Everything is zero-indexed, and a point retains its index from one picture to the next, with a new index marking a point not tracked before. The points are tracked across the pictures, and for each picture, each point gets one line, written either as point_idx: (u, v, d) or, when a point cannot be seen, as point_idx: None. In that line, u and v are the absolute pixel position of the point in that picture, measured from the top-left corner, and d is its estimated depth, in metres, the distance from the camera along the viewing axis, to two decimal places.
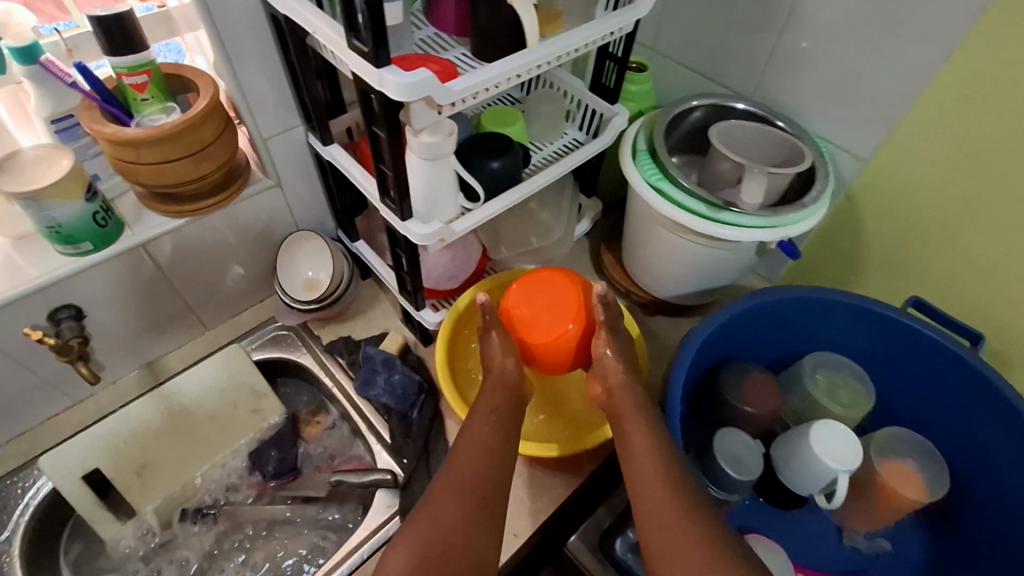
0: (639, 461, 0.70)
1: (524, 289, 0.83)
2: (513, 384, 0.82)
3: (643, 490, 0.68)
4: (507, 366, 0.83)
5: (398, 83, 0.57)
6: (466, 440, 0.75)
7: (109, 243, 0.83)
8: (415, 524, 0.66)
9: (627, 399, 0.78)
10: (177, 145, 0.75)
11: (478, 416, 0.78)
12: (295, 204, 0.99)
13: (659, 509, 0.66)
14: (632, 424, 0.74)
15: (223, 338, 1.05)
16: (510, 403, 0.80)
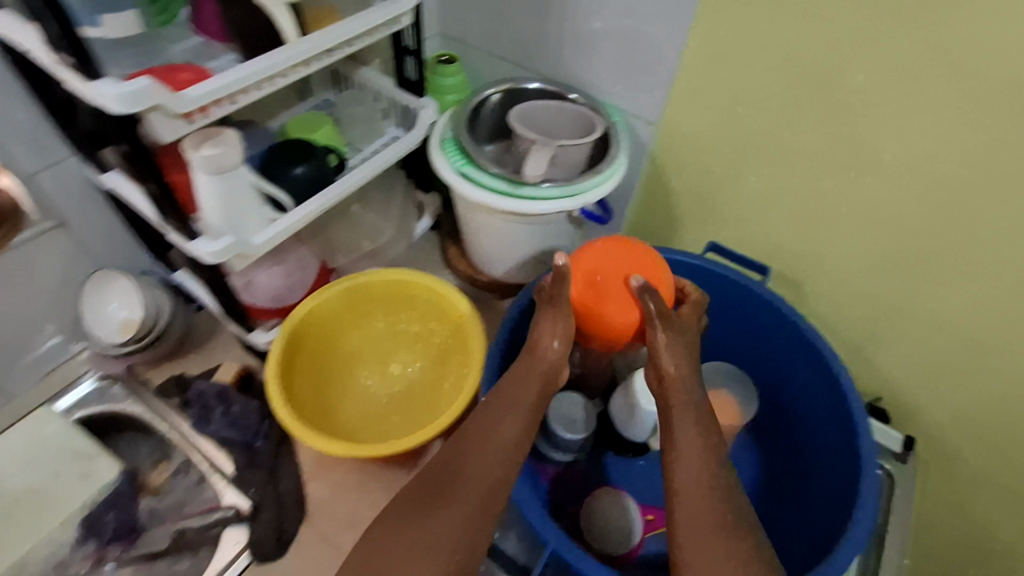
0: (683, 461, 0.67)
1: (601, 258, 0.78)
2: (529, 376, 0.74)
3: (680, 503, 0.64)
4: (552, 351, 0.76)
5: (113, 95, 0.56)
6: (446, 453, 0.69)
7: None
8: (393, 529, 0.64)
9: (689, 376, 0.73)
10: None
11: (478, 421, 0.71)
12: (92, 241, 0.91)
13: (688, 517, 0.63)
14: (680, 416, 0.70)
15: (32, 402, 0.94)
16: (509, 405, 0.72)
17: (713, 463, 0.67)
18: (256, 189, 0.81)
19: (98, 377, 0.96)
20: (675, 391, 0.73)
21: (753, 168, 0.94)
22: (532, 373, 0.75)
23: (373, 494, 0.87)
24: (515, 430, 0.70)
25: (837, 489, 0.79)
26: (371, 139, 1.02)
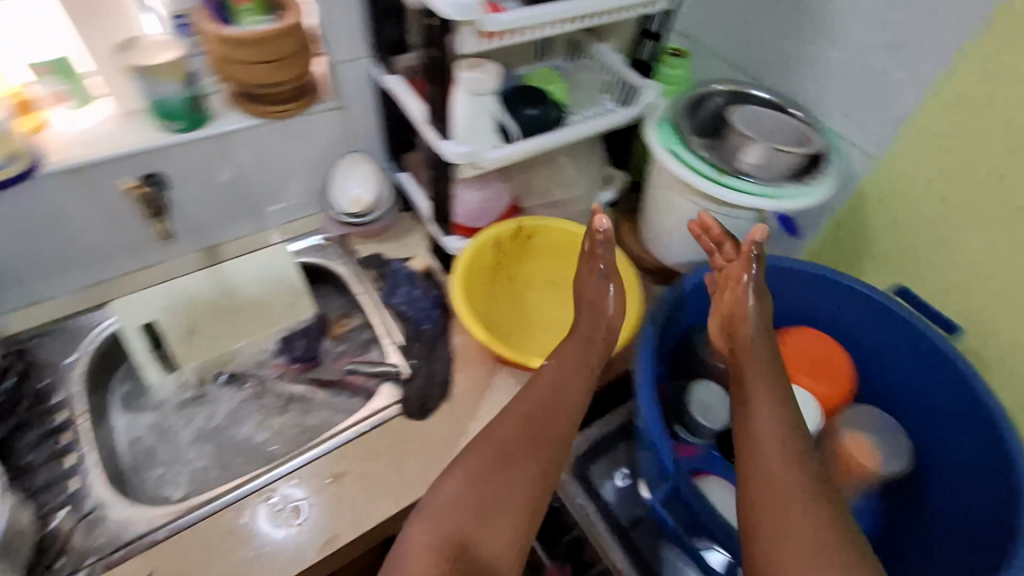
0: (759, 424, 0.72)
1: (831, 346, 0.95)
2: (576, 362, 0.86)
3: (768, 467, 0.68)
4: (609, 310, 0.89)
5: (451, 4, 0.70)
6: (508, 416, 0.80)
7: (200, 128, 0.95)
8: (476, 453, 0.76)
9: (762, 337, 0.81)
10: (263, 52, 0.88)
11: (535, 390, 0.82)
12: (353, 128, 1.12)
13: (768, 477, 0.68)
14: (755, 386, 0.76)
15: (273, 239, 1.16)
16: (570, 385, 0.84)
17: (790, 426, 0.72)
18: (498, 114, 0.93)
19: (323, 239, 1.17)
20: (740, 343, 0.82)
21: (976, 229, 0.87)
22: (569, 359, 0.86)
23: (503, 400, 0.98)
24: (576, 407, 0.82)
25: (983, 557, 0.77)
26: (588, 107, 1.09)
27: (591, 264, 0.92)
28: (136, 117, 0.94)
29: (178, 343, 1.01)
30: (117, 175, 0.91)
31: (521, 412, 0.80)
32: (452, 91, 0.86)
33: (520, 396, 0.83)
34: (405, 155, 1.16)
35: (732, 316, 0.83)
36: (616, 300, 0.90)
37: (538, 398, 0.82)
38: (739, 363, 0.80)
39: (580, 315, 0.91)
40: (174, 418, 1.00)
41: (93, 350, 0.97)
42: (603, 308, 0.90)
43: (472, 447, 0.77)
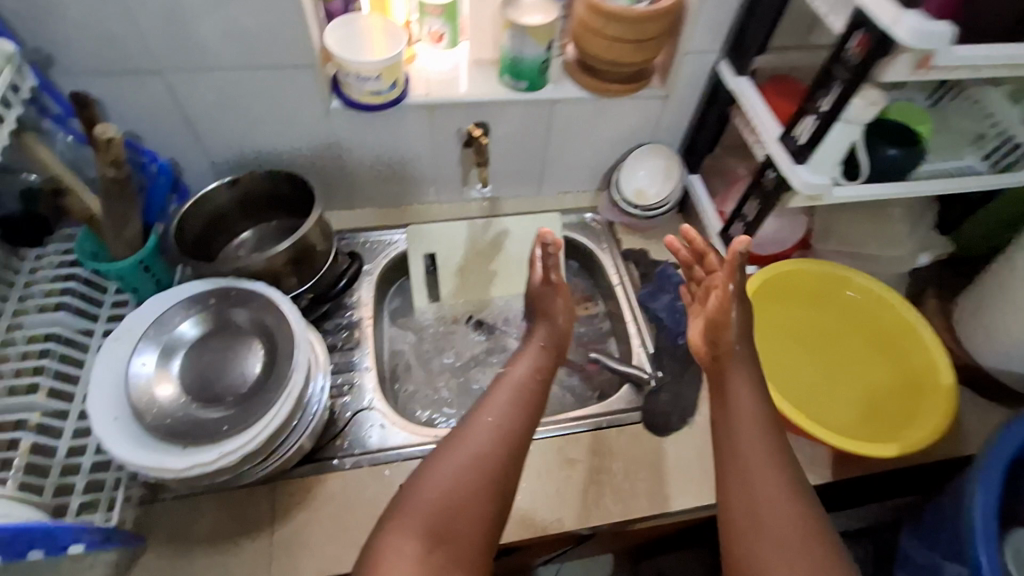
0: (742, 408, 0.74)
1: None
2: (539, 360, 0.83)
3: (775, 511, 0.66)
4: (559, 305, 0.87)
5: (917, 30, 0.61)
6: (499, 396, 0.77)
7: (536, 90, 0.97)
8: (450, 448, 0.71)
9: (769, 366, 0.76)
10: (635, 32, 0.86)
11: (506, 385, 0.79)
12: (666, 119, 1.07)
13: (753, 471, 0.70)
14: (738, 372, 0.76)
15: (548, 206, 1.19)
16: (534, 382, 0.80)
17: (770, 417, 0.74)
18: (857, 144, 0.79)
19: (591, 219, 1.17)
20: (726, 350, 0.77)
21: None
22: (535, 356, 0.83)
23: None
24: (520, 390, 0.79)
25: None
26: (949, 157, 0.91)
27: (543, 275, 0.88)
28: (486, 68, 1.00)
29: (446, 281, 1.07)
30: (458, 120, 0.99)
31: (498, 413, 0.75)
32: (828, 113, 0.73)
33: (499, 382, 0.79)
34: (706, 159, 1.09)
35: (736, 336, 0.78)
36: (560, 304, 0.88)
37: (514, 382, 0.79)
38: (722, 359, 0.78)
39: (537, 326, 0.87)
40: (429, 344, 1.08)
41: (385, 264, 1.08)
42: (557, 329, 0.86)
43: (449, 439, 0.73)
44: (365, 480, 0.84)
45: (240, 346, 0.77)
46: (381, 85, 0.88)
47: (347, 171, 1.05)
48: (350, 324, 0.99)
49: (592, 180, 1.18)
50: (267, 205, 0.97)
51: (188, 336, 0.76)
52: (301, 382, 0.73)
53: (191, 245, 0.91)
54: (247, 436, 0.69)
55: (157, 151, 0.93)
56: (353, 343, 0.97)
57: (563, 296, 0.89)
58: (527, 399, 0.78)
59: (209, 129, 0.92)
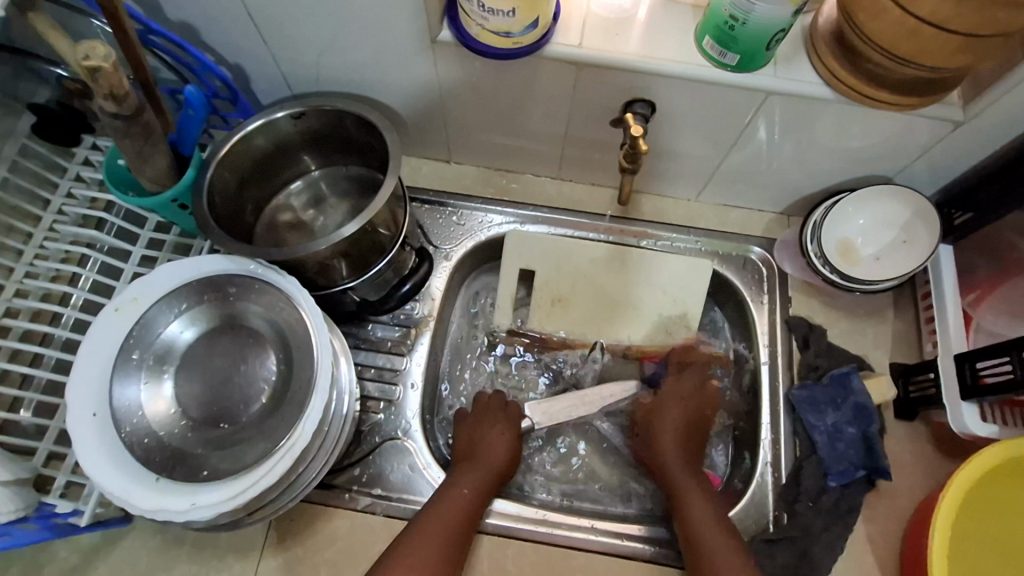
0: (698, 519, 0.65)
1: None
2: (479, 485, 0.68)
3: None
4: (506, 448, 0.72)
5: None
6: (422, 535, 0.62)
7: (749, 71, 0.61)
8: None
9: (677, 427, 0.73)
10: (982, 17, 0.47)
11: (448, 513, 0.64)
12: (941, 151, 0.67)
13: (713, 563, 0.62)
14: (682, 464, 0.70)
15: (701, 219, 0.86)
16: (479, 502, 0.67)
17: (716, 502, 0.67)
18: None
19: (758, 256, 0.82)
20: (667, 446, 0.72)
21: None
22: (469, 487, 0.67)
23: None
24: (454, 524, 0.64)
25: None
26: None
27: (699, 384, 0.76)
28: (680, 14, 0.65)
29: (539, 306, 0.82)
30: (613, 91, 0.67)
31: (435, 547, 0.62)
32: None
33: (430, 509, 0.65)
34: (979, 225, 0.70)
35: (651, 411, 0.75)
36: (500, 447, 0.72)
37: (450, 524, 0.64)
38: (657, 435, 0.73)
39: (465, 462, 0.70)
40: (489, 359, 0.85)
41: (469, 248, 0.83)
42: (489, 459, 0.70)
43: (393, 547, 0.61)
44: (377, 531, 0.70)
45: (248, 356, 0.61)
46: (513, 23, 0.58)
47: (448, 119, 0.79)
48: (409, 321, 0.79)
49: (779, 201, 0.82)
50: (336, 147, 0.73)
51: (179, 341, 0.60)
52: (307, 436, 0.54)
53: (227, 213, 0.69)
54: (228, 491, 0.53)
55: (220, 51, 0.71)
56: (405, 348, 0.78)
57: (496, 426, 0.73)
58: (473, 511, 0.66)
59: (279, 36, 0.68)
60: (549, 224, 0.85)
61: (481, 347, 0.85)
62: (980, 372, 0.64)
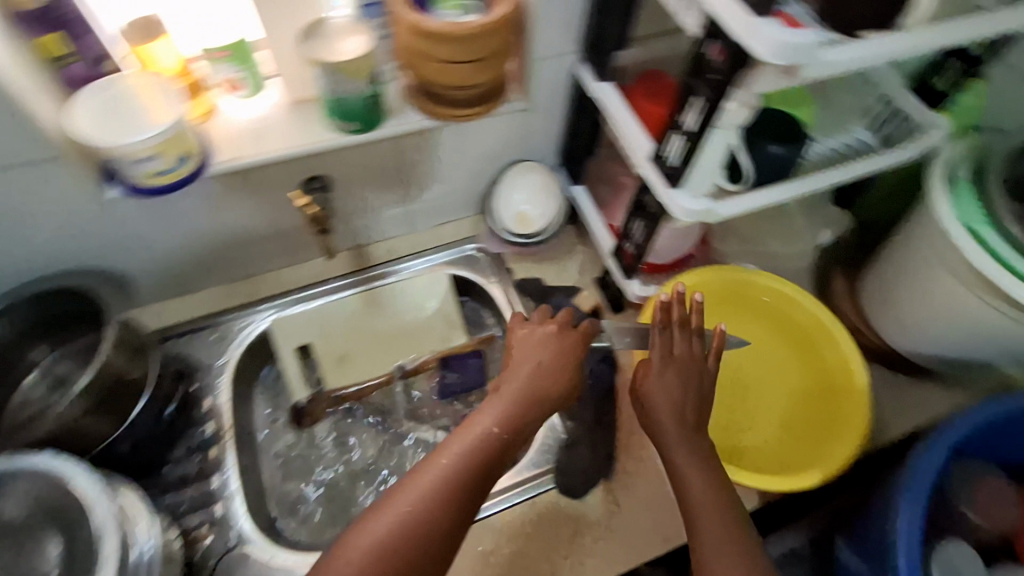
0: (701, 503, 0.64)
1: None
2: (506, 411, 0.65)
3: (702, 532, 0.62)
4: (557, 393, 0.69)
5: (777, 40, 0.48)
6: (449, 471, 0.59)
7: (371, 129, 0.81)
8: (376, 517, 0.57)
9: (665, 408, 0.70)
10: (468, 48, 0.72)
11: (461, 447, 0.61)
12: (534, 130, 0.94)
13: (705, 510, 0.63)
14: (671, 412, 0.70)
15: (424, 244, 1.05)
16: (510, 429, 0.64)
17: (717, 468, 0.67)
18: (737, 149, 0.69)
19: (474, 250, 1.03)
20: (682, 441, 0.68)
21: None
22: (489, 412, 0.65)
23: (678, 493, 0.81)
24: (478, 465, 0.61)
25: None
26: (836, 134, 0.84)
27: (682, 329, 0.75)
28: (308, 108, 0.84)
29: (327, 366, 0.97)
30: (286, 178, 0.83)
31: (409, 499, 0.57)
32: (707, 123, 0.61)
33: (453, 441, 0.62)
34: (586, 164, 0.98)
35: (644, 362, 0.74)
36: (531, 372, 0.69)
37: (479, 464, 0.60)
38: (648, 399, 0.71)
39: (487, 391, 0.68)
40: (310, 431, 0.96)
41: (241, 353, 0.92)
42: (525, 389, 0.67)
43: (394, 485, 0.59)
44: None
45: (28, 546, 0.63)
46: (162, 163, 0.70)
47: (165, 256, 0.86)
48: (206, 442, 0.84)
49: (468, 205, 1.04)
50: (71, 322, 0.78)
51: None
52: None
53: None
54: None
55: None
56: (213, 468, 0.82)
57: (535, 351, 0.72)
58: (500, 448, 0.63)
59: None
60: (302, 302, 0.96)
61: (298, 426, 0.95)
62: (624, 250, 0.87)
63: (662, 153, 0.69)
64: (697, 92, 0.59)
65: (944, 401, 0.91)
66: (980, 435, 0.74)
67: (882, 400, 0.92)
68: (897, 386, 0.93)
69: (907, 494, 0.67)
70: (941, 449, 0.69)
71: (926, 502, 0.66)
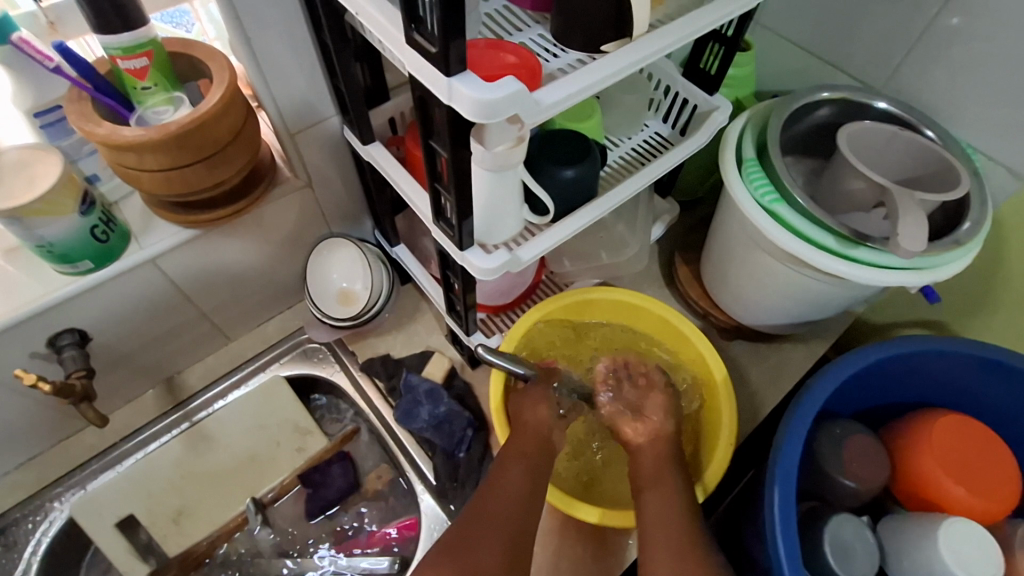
0: (658, 521, 0.63)
1: (968, 441, 0.72)
2: (529, 446, 0.68)
3: (660, 542, 0.61)
4: (541, 416, 0.72)
5: (474, 98, 0.42)
6: (492, 505, 0.61)
7: (112, 261, 0.68)
8: (437, 567, 0.55)
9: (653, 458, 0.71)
10: (185, 151, 0.61)
11: (500, 497, 0.62)
12: (326, 202, 0.84)
13: (659, 527, 0.62)
14: (653, 448, 0.73)
15: (249, 351, 0.92)
16: (530, 486, 0.64)
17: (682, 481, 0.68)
18: (521, 187, 0.64)
19: (308, 342, 0.92)
20: (649, 476, 0.69)
21: None
22: (519, 445, 0.67)
23: (574, 546, 0.76)
24: (523, 503, 0.62)
25: None
26: (630, 134, 0.82)
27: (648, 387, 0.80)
28: (27, 254, 0.69)
29: (161, 533, 0.81)
30: (23, 343, 0.68)
31: (478, 534, 0.58)
32: (462, 179, 0.55)
33: (494, 478, 0.64)
34: (398, 221, 0.89)
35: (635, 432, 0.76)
36: (534, 410, 0.72)
37: (514, 497, 0.62)
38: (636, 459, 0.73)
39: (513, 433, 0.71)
40: None
41: (42, 554, 0.76)
42: (534, 419, 0.71)
43: (458, 525, 0.60)
44: None
45: None
46: None
47: None
48: None
49: (286, 296, 0.93)
50: None
51: None
52: None
53: None
54: None
55: None
56: None
57: (539, 395, 0.73)
58: (530, 491, 0.63)
59: None
60: (112, 466, 0.81)
61: None
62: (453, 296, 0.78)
63: (442, 215, 0.62)
64: (439, 153, 0.53)
65: (804, 356, 0.92)
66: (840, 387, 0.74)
67: (752, 375, 0.91)
68: (760, 354, 0.93)
69: (777, 484, 0.65)
70: (804, 420, 0.67)
71: (793, 482, 0.65)
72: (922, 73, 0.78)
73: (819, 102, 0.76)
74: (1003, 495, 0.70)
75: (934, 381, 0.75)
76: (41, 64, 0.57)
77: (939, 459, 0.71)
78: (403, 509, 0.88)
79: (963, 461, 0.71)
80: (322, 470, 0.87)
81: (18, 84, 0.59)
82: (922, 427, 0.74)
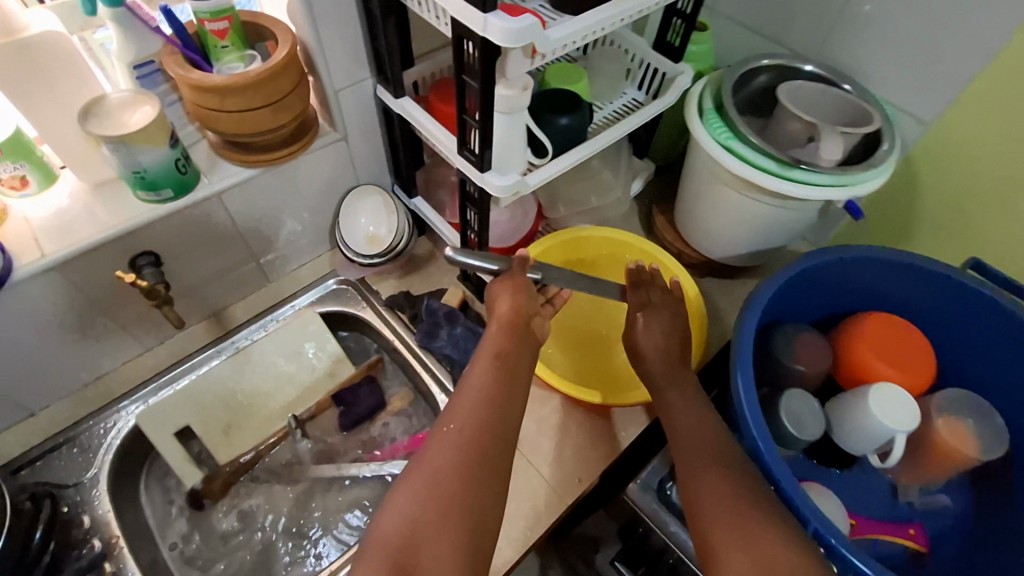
0: (686, 431, 0.72)
1: (891, 334, 0.88)
2: (498, 347, 0.71)
3: (693, 454, 0.69)
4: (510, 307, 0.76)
5: (505, 27, 0.58)
6: (462, 407, 0.65)
7: (187, 192, 0.81)
8: (406, 485, 0.59)
9: (666, 361, 0.80)
10: (257, 95, 0.75)
11: (466, 397, 0.65)
12: (357, 156, 0.99)
13: (689, 432, 0.72)
14: (665, 361, 0.81)
15: (285, 291, 1.05)
16: (497, 388, 0.67)
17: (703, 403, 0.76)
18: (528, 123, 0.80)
19: (338, 282, 1.06)
20: (665, 377, 0.79)
21: None
22: (491, 342, 0.72)
23: (576, 435, 0.89)
24: (489, 401, 0.65)
25: None
26: (612, 98, 0.99)
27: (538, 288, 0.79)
28: (113, 188, 0.82)
29: (213, 442, 0.93)
30: (109, 262, 0.80)
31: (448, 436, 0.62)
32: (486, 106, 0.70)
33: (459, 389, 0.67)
34: (417, 176, 1.04)
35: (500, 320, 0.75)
36: (507, 306, 0.75)
37: (478, 399, 0.65)
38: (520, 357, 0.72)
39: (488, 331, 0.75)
40: (216, 513, 0.92)
41: (111, 457, 0.87)
42: (502, 318, 0.74)
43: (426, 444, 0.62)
44: None
45: None
46: None
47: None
48: (97, 560, 0.80)
49: (319, 244, 1.06)
50: None
51: None
52: None
53: None
54: None
55: None
56: None
57: (506, 292, 0.77)
58: (495, 413, 0.64)
59: None
60: (169, 384, 0.93)
61: (200, 512, 0.91)
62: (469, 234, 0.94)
63: (466, 145, 0.78)
64: (470, 84, 0.69)
65: None
66: (789, 293, 0.89)
67: (720, 302, 1.07)
68: (726, 286, 1.09)
69: (740, 368, 0.75)
70: (756, 309, 0.81)
71: (751, 368, 0.75)
72: (842, 44, 0.97)
73: (760, 67, 0.95)
74: (921, 374, 0.86)
75: (864, 290, 0.92)
76: (146, 25, 0.73)
77: (870, 348, 0.87)
78: (425, 423, 1.01)
79: (888, 348, 0.87)
80: (352, 390, 0.99)
81: (124, 41, 0.73)
82: (857, 324, 0.90)
